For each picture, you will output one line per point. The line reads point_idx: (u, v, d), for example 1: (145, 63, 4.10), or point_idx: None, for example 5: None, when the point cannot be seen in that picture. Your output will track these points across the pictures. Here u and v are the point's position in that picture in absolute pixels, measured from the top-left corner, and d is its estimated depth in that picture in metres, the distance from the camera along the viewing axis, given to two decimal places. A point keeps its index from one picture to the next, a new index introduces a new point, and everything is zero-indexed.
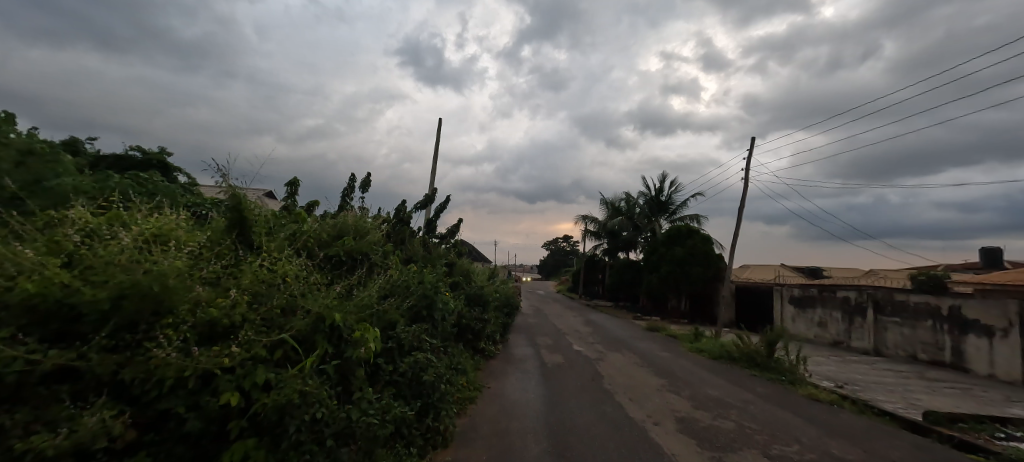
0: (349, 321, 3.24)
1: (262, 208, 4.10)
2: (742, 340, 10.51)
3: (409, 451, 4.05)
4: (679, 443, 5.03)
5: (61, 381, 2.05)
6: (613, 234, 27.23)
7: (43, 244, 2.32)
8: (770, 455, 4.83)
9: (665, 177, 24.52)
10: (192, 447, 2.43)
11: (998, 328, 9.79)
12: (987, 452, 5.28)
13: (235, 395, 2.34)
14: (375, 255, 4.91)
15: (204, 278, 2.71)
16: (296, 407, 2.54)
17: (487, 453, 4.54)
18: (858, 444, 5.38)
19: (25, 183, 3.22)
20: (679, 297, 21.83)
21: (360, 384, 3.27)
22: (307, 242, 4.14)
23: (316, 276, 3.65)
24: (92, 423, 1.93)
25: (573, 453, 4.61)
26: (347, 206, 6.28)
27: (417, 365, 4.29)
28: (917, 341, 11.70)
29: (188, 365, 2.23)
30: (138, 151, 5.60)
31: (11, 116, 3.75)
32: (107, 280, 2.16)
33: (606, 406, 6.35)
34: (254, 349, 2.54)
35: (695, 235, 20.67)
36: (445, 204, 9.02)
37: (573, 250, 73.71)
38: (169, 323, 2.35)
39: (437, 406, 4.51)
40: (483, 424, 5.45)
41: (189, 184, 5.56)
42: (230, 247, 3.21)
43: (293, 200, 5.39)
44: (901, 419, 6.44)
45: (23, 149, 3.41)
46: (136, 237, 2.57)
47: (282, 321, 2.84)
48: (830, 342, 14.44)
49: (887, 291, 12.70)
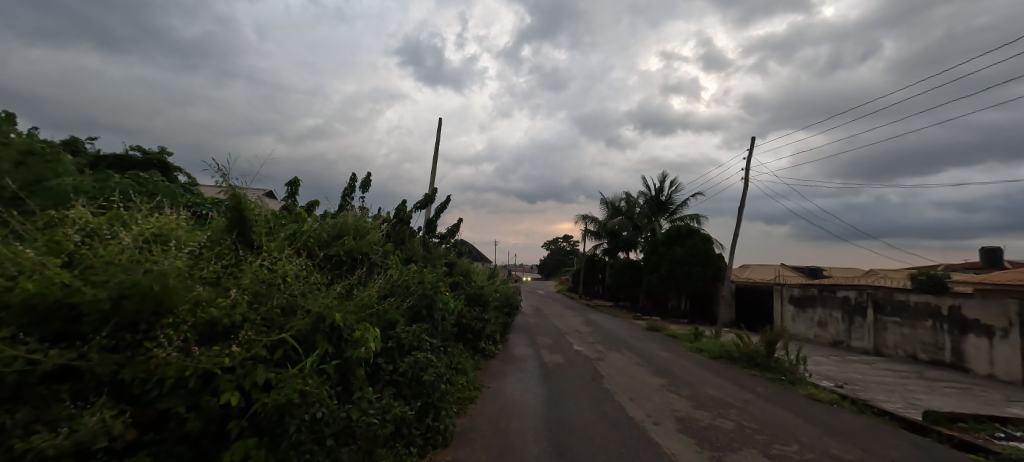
0: (349, 320, 3.24)
1: (262, 208, 4.09)
2: (742, 340, 10.50)
3: (409, 451, 4.05)
4: (679, 443, 5.02)
5: (61, 381, 2.05)
6: (613, 234, 27.23)
7: (43, 244, 2.32)
8: (770, 454, 4.83)
9: (665, 176, 24.54)
10: (192, 446, 2.43)
11: (998, 328, 9.79)
12: (987, 452, 5.29)
13: (235, 395, 2.35)
14: (375, 255, 4.91)
15: (205, 278, 2.72)
16: (297, 407, 2.55)
17: (486, 453, 4.53)
18: (858, 444, 5.38)
19: (25, 183, 3.22)
20: (679, 296, 21.82)
21: (360, 384, 3.27)
22: (308, 242, 4.15)
23: (316, 276, 3.65)
24: (92, 423, 1.93)
25: (572, 453, 4.60)
26: (347, 206, 6.28)
27: (418, 365, 4.29)
28: (917, 341, 11.70)
29: (188, 364, 2.24)
30: (138, 151, 5.59)
31: (11, 116, 3.74)
32: (108, 280, 2.16)
33: (606, 406, 6.35)
34: (254, 349, 2.55)
35: (695, 235, 20.67)
36: (445, 204, 9.02)
37: (573, 249, 73.70)
38: (169, 323, 2.35)
39: (437, 405, 4.51)
40: (483, 424, 5.45)
41: (189, 183, 5.56)
42: (231, 247, 3.21)
43: (293, 200, 5.39)
44: (901, 419, 6.43)
45: (23, 149, 3.40)
46: (137, 237, 2.57)
47: (282, 321, 2.84)
48: (830, 342, 14.44)
49: (887, 291, 12.70)
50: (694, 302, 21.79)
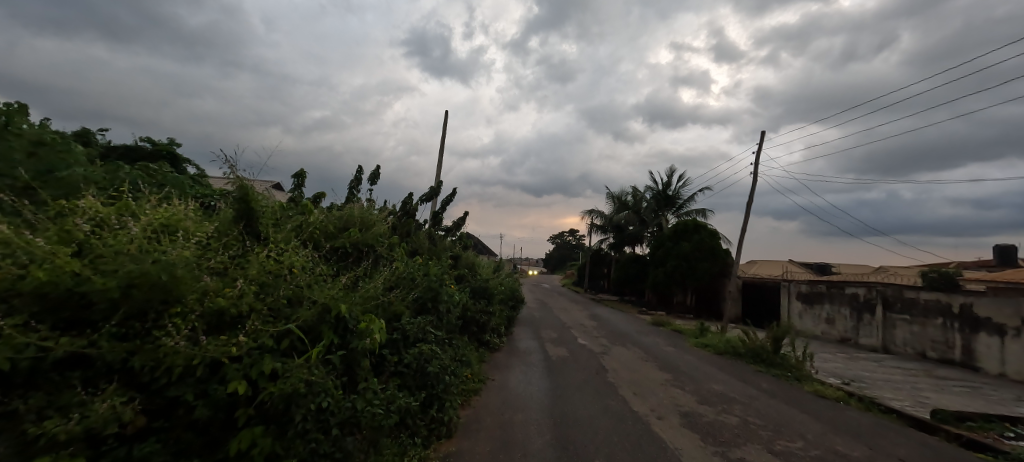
0: (355, 312, 3.26)
1: (269, 200, 4.10)
2: (748, 336, 10.46)
3: (414, 440, 4.11)
4: (682, 438, 5.04)
5: (72, 367, 2.09)
6: (619, 228, 27.10)
7: (54, 233, 2.36)
8: (773, 450, 4.83)
9: (671, 171, 24.33)
10: (201, 434, 2.47)
11: (1010, 328, 9.64)
12: (997, 451, 5.23)
13: (243, 384, 2.39)
14: (380, 247, 4.92)
15: (212, 268, 2.74)
16: (302, 396, 2.60)
17: (489, 446, 4.55)
18: (866, 443, 5.32)
19: (37, 172, 3.27)
20: (685, 292, 21.67)
21: (365, 374, 3.32)
22: (314, 234, 4.17)
23: (322, 267, 3.67)
24: (102, 410, 1.97)
25: (575, 445, 4.65)
26: (353, 198, 6.33)
27: (422, 357, 4.34)
28: (927, 339, 11.59)
29: (196, 353, 2.27)
30: (147, 142, 5.64)
31: (25, 107, 3.80)
32: (116, 269, 2.18)
33: (610, 400, 6.38)
34: (260, 338, 2.58)
35: (702, 231, 20.58)
36: (450, 197, 9.04)
37: (578, 244, 73.45)
38: (177, 312, 2.38)
39: (442, 398, 4.58)
40: (486, 415, 5.49)
41: (198, 174, 5.64)
42: (238, 238, 3.23)
43: (299, 192, 5.42)
44: (908, 416, 6.38)
45: (34, 140, 3.42)
46: (145, 228, 2.60)
47: (288, 310, 2.88)
48: (837, 339, 14.34)
49: (896, 288, 12.57)
50: (700, 298, 21.68)
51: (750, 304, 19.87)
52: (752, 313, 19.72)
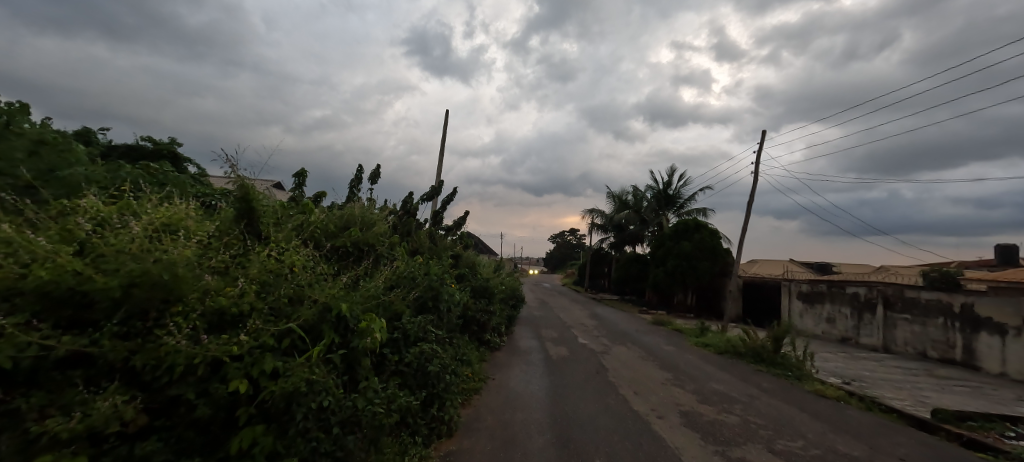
0: (355, 311, 3.26)
1: (269, 200, 4.11)
2: (749, 335, 10.46)
3: (414, 439, 4.12)
4: (682, 437, 5.05)
5: (74, 366, 2.09)
6: (620, 228, 27.09)
7: (56, 232, 2.37)
8: (773, 450, 4.83)
9: (672, 170, 24.31)
10: (202, 432, 2.47)
11: (1011, 327, 9.63)
12: (997, 451, 5.23)
13: (244, 383, 2.39)
14: (380, 247, 4.93)
15: (213, 267, 2.75)
16: (302, 395, 2.61)
17: (489, 445, 4.56)
18: (866, 442, 5.32)
19: (39, 172, 3.28)
20: (686, 292, 21.67)
21: (366, 373, 3.32)
22: (314, 234, 4.18)
23: (322, 266, 3.67)
24: (104, 408, 1.98)
25: (576, 444, 4.66)
26: (354, 197, 6.33)
27: (423, 356, 4.35)
28: (928, 339, 11.58)
29: (197, 352, 2.27)
30: (148, 141, 5.65)
31: (26, 106, 3.81)
32: (117, 268, 2.18)
33: (610, 399, 6.39)
34: (261, 337, 2.58)
35: (703, 230, 20.57)
36: (451, 197, 9.05)
37: (579, 243, 73.58)
38: (179, 311, 2.39)
39: (443, 396, 4.59)
40: (486, 414, 5.51)
41: (199, 174, 5.65)
42: (239, 237, 3.23)
43: (300, 191, 5.43)
44: (909, 416, 6.38)
45: (35, 139, 3.42)
46: (146, 227, 2.61)
47: (289, 310, 2.88)
48: (838, 338, 14.33)
49: (897, 287, 12.55)
50: (701, 298, 21.67)
51: (751, 303, 19.86)
52: (753, 313, 19.72)
